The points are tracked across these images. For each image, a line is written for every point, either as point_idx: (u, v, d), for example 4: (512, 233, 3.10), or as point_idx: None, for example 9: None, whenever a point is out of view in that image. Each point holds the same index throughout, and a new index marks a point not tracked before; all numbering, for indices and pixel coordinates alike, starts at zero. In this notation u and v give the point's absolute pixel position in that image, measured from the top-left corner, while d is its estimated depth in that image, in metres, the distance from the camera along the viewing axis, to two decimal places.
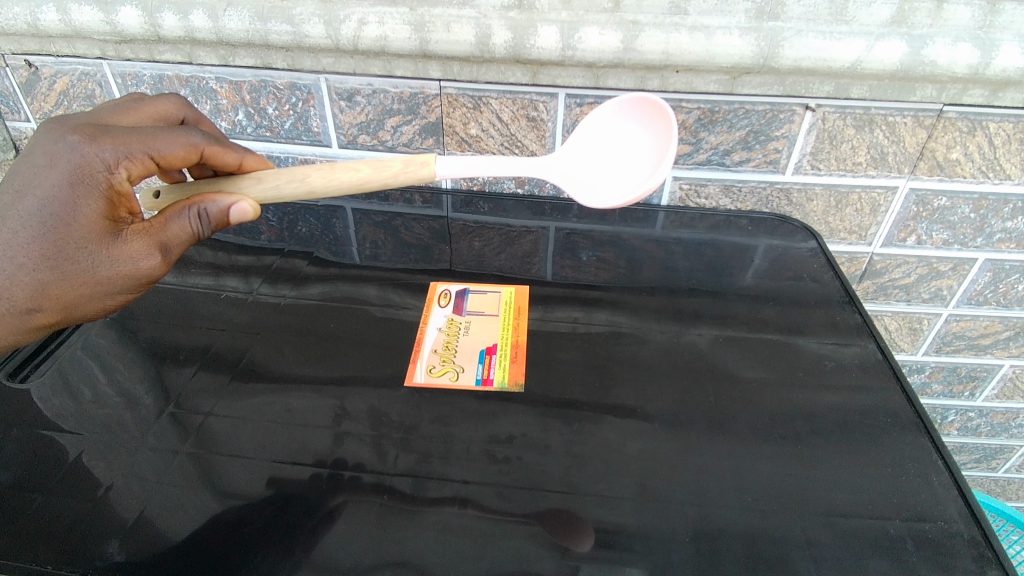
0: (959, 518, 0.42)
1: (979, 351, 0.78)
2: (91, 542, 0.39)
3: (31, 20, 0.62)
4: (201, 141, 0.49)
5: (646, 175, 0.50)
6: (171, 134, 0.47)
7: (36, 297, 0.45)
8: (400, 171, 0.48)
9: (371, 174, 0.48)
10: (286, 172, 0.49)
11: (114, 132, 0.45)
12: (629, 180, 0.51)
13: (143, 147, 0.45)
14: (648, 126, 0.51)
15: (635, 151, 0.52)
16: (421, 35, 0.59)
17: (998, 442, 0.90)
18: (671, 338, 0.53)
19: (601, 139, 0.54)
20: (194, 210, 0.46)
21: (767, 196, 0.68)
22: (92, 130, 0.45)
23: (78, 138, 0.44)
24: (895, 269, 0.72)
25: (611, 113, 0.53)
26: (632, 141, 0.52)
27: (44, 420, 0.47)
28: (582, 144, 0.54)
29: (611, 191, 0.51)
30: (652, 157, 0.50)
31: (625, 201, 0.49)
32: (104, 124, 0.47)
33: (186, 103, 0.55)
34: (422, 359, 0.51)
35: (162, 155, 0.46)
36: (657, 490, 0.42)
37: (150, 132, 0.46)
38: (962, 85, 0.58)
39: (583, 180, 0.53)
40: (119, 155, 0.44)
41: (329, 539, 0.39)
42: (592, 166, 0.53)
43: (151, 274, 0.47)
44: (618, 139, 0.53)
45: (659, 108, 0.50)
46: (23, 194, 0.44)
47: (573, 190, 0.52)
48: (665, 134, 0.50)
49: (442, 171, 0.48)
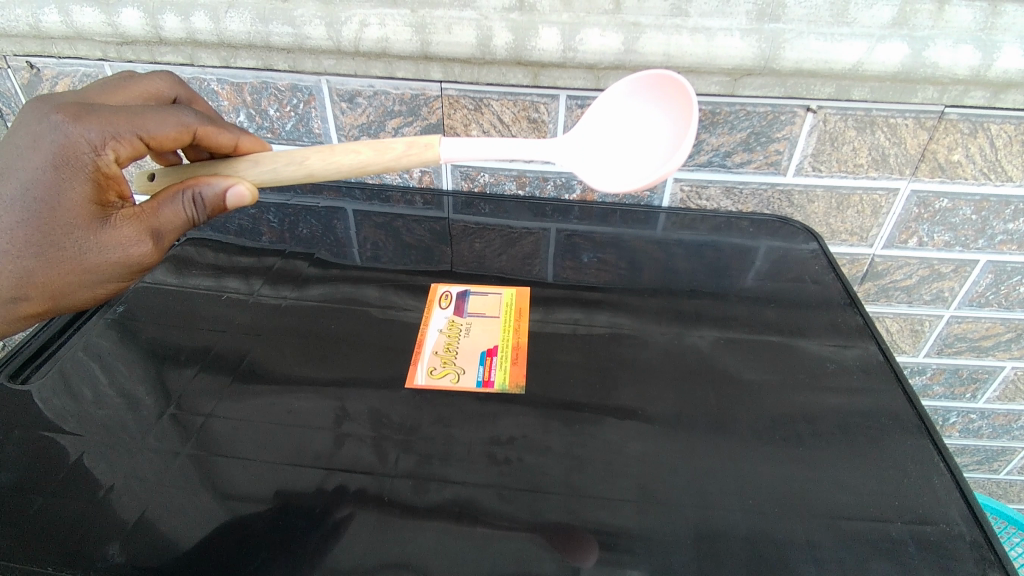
0: (961, 520, 0.41)
1: (981, 353, 0.78)
2: (91, 542, 0.39)
3: (32, 22, 0.62)
4: (193, 121, 0.49)
5: (664, 156, 0.49)
6: (161, 113, 0.47)
7: (23, 286, 0.46)
8: (402, 154, 0.46)
9: (372, 156, 0.47)
10: (284, 155, 0.48)
11: (100, 111, 0.45)
12: (646, 162, 0.50)
13: (131, 127, 0.45)
14: (666, 105, 0.50)
15: (651, 132, 0.51)
16: (422, 37, 0.59)
17: (1000, 443, 0.90)
18: (672, 339, 0.53)
19: (616, 119, 0.53)
20: (189, 194, 0.46)
21: (768, 198, 0.68)
22: (77, 108, 0.45)
23: (63, 119, 0.44)
24: (896, 271, 0.71)
25: (626, 91, 0.52)
26: (648, 121, 0.51)
27: (45, 420, 0.47)
28: (595, 125, 0.53)
29: (628, 174, 0.50)
30: (670, 138, 0.49)
31: (643, 184, 0.48)
32: (89, 103, 0.46)
33: (178, 82, 0.55)
34: (423, 360, 0.51)
35: (151, 135, 0.46)
36: (658, 492, 0.42)
37: (138, 112, 0.46)
38: (963, 87, 0.57)
39: (597, 164, 0.52)
40: (105, 135, 0.44)
41: (330, 541, 0.40)
42: (606, 149, 0.52)
43: (142, 260, 0.47)
44: (633, 119, 0.52)
45: (679, 86, 0.49)
46: (4, 176, 0.44)
47: (587, 175, 0.51)
48: (684, 113, 0.49)
49: (447, 153, 0.47)
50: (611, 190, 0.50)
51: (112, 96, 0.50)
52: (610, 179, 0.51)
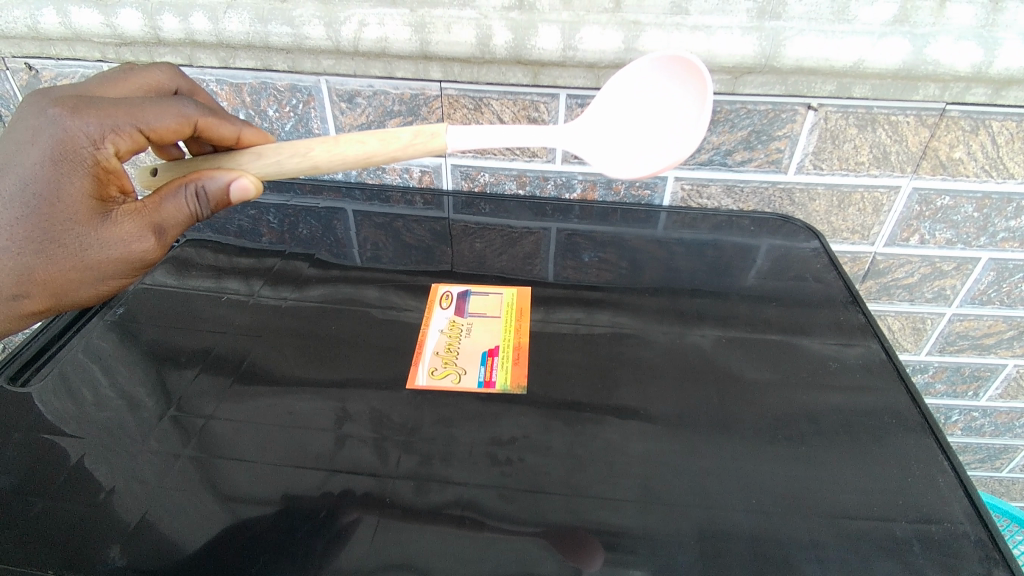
0: (965, 519, 0.41)
1: (982, 351, 0.78)
2: (92, 545, 0.39)
3: (30, 23, 0.62)
4: (194, 112, 0.49)
5: (680, 139, 0.49)
6: (160, 105, 0.47)
7: (22, 282, 0.46)
8: (409, 144, 0.46)
9: (377, 146, 0.46)
10: (288, 147, 0.48)
11: (98, 104, 0.45)
12: (655, 149, 0.50)
13: (130, 119, 0.45)
14: (676, 86, 0.50)
15: (661, 115, 0.51)
16: (422, 37, 0.59)
17: (1002, 442, 0.90)
18: (674, 339, 0.53)
19: (622, 104, 0.52)
20: (191, 188, 0.46)
21: (769, 196, 0.68)
22: (75, 102, 0.44)
23: (60, 111, 0.44)
24: (898, 269, 0.71)
25: (632, 72, 0.51)
26: (657, 108, 0.51)
27: (45, 423, 0.47)
28: (602, 112, 0.53)
29: (637, 159, 0.51)
30: (683, 121, 0.49)
31: (660, 167, 0.49)
32: (85, 96, 0.46)
33: (179, 74, 0.55)
34: (424, 361, 0.51)
35: (149, 127, 0.46)
36: (661, 492, 0.42)
37: (136, 103, 0.46)
38: (965, 84, 0.57)
39: (606, 146, 0.52)
40: (103, 128, 0.44)
41: (330, 544, 0.39)
42: (613, 135, 0.52)
43: (144, 256, 0.47)
44: (640, 103, 0.52)
45: (693, 67, 0.48)
46: (3, 172, 0.44)
47: (594, 160, 0.51)
48: (699, 93, 0.49)
49: (454, 142, 0.46)
50: (622, 176, 0.50)
51: (111, 89, 0.49)
52: (619, 166, 0.51)
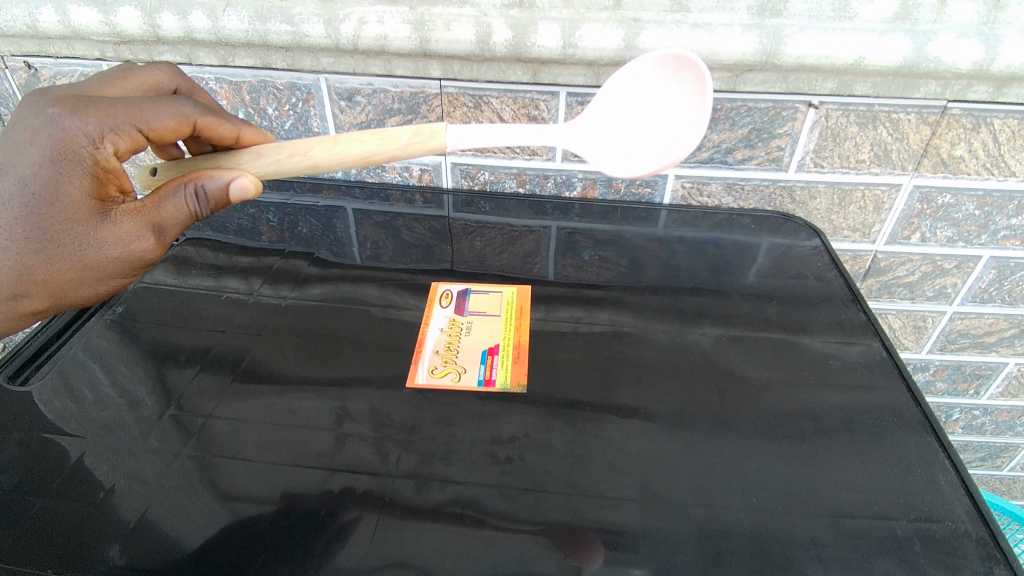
0: (967, 518, 0.41)
1: (984, 349, 0.78)
2: (92, 544, 0.39)
3: (29, 21, 0.62)
4: (193, 112, 0.48)
5: (680, 135, 0.49)
6: (159, 104, 0.47)
7: (22, 282, 0.46)
8: (408, 143, 0.46)
9: (376, 145, 0.46)
10: (287, 146, 0.48)
11: (97, 103, 0.45)
12: (655, 146, 0.50)
13: (129, 119, 0.45)
14: (676, 85, 0.50)
15: (661, 115, 0.50)
16: (421, 34, 0.59)
17: (1004, 440, 0.89)
18: (674, 337, 0.53)
19: (621, 104, 0.52)
20: (190, 188, 0.45)
21: (770, 194, 0.68)
22: (74, 101, 0.44)
23: (59, 111, 0.44)
24: (898, 267, 0.71)
25: (631, 72, 0.51)
26: (656, 107, 0.51)
27: (45, 422, 0.47)
28: (602, 112, 0.53)
29: (637, 157, 0.50)
30: (683, 118, 0.49)
31: (661, 164, 0.49)
32: (85, 95, 0.46)
33: (178, 73, 0.54)
34: (424, 359, 0.51)
35: (149, 127, 0.46)
36: (661, 491, 0.42)
37: (135, 103, 0.46)
38: (966, 81, 0.57)
39: (605, 145, 0.52)
40: (102, 127, 0.44)
41: (329, 543, 0.39)
42: (612, 133, 0.52)
43: (144, 256, 0.47)
44: (640, 103, 0.51)
45: (694, 66, 0.48)
46: (3, 172, 0.44)
47: (594, 158, 0.51)
48: (698, 92, 0.48)
49: (453, 141, 0.46)
50: (622, 174, 0.50)
51: (111, 89, 0.49)
52: (619, 164, 0.51)
